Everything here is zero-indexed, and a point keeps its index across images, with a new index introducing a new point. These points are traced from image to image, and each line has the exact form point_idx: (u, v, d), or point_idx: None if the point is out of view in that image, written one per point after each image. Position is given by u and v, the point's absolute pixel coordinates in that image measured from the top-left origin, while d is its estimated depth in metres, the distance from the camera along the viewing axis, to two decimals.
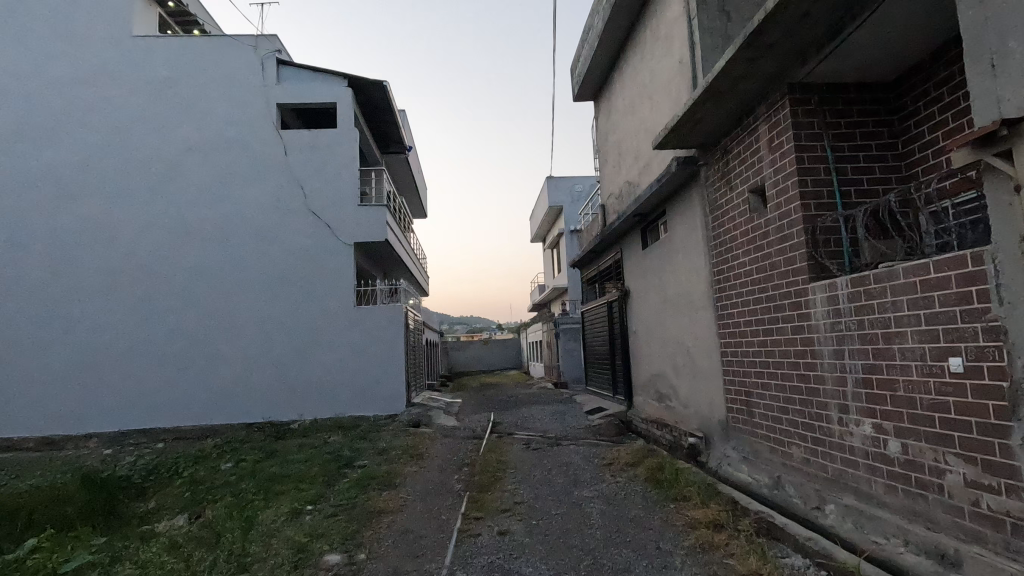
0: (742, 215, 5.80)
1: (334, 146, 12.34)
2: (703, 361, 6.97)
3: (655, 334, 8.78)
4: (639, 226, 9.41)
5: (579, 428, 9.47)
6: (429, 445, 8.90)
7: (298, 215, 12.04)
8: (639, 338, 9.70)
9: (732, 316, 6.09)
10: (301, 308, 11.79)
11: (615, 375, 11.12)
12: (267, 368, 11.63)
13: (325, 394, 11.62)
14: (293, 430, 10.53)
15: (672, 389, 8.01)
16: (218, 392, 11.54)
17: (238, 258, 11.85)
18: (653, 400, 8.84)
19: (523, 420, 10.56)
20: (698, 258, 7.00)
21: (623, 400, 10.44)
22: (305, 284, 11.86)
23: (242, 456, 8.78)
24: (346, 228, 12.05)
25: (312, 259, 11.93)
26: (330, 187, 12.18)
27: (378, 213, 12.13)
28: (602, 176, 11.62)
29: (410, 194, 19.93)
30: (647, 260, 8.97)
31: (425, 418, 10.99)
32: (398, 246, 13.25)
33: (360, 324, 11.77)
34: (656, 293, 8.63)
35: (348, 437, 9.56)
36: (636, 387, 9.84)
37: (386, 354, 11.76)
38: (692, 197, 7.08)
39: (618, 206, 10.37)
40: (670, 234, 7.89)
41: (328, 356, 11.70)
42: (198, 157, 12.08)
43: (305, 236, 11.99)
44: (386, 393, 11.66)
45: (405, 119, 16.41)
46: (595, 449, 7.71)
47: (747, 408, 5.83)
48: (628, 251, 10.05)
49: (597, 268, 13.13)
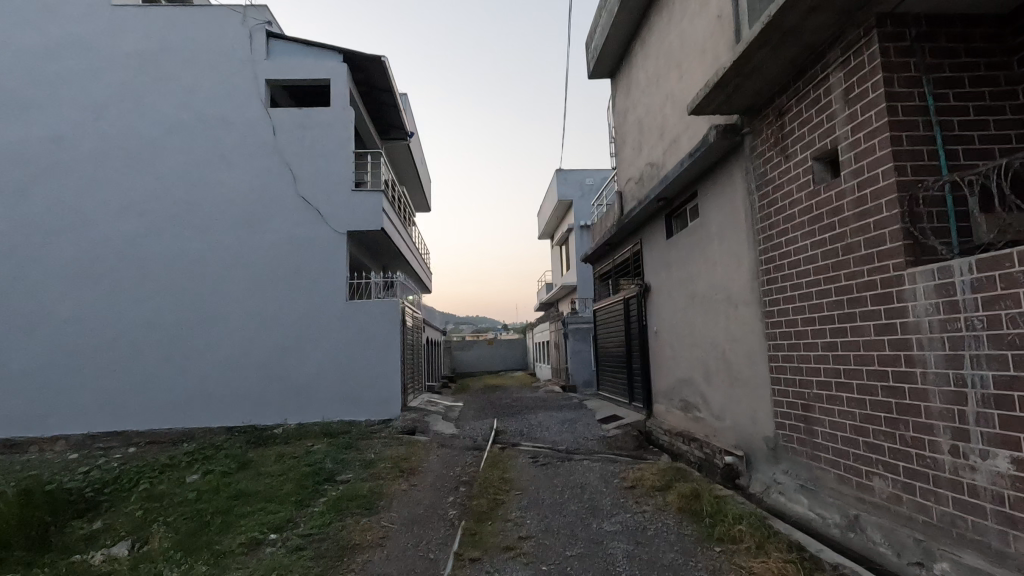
0: (802, 189, 4.73)
1: (327, 127, 11.34)
2: (743, 366, 5.90)
3: (681, 335, 7.72)
4: (662, 212, 8.34)
5: (593, 439, 8.42)
6: (423, 457, 7.86)
7: (286, 201, 11.06)
8: (660, 340, 8.63)
9: (785, 314, 5.02)
10: (289, 302, 10.81)
11: (631, 380, 10.07)
12: (250, 367, 10.64)
13: (313, 397, 10.63)
14: (275, 436, 9.54)
15: (702, 398, 6.95)
16: (196, 393, 10.57)
17: (221, 247, 10.87)
18: (678, 410, 7.78)
19: (529, 429, 9.51)
20: (739, 246, 5.93)
21: (641, 408, 9.37)
22: (293, 276, 10.87)
23: (213, 466, 7.79)
24: (339, 216, 11.05)
25: (301, 249, 10.94)
26: (322, 171, 11.19)
27: (374, 200, 11.12)
28: (619, 160, 10.56)
29: (413, 184, 18.92)
30: (673, 252, 7.91)
31: (421, 424, 9.97)
32: (396, 237, 12.24)
33: (352, 320, 10.78)
34: (683, 288, 7.56)
35: (334, 445, 8.56)
36: (656, 394, 8.77)
37: (381, 354, 10.76)
38: (732, 173, 6.01)
39: (638, 191, 9.31)
40: (703, 219, 6.83)
41: (317, 356, 10.71)
42: (179, 137, 11.12)
43: (293, 223, 11.01)
44: (380, 396, 10.65)
45: (406, 103, 15.41)
46: (613, 466, 6.65)
47: (806, 426, 4.76)
48: (649, 242, 8.98)
49: (611, 262, 12.06)
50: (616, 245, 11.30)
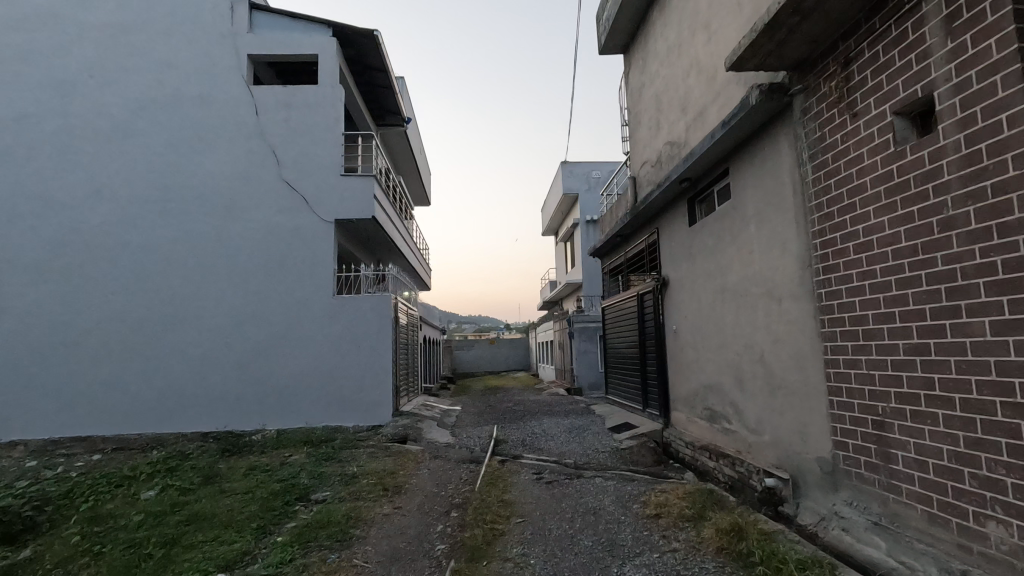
0: (879, 152, 3.78)
1: (314, 107, 10.43)
2: (787, 371, 4.98)
3: (705, 335, 6.80)
4: (684, 196, 7.40)
5: (604, 451, 7.50)
6: (412, 473, 6.91)
7: (269, 187, 10.17)
8: (680, 340, 7.69)
9: (851, 308, 4.09)
10: (271, 297, 9.90)
11: (645, 384, 9.13)
12: (227, 367, 9.74)
13: (296, 400, 9.74)
14: (252, 445, 8.64)
15: (734, 407, 6.02)
16: (168, 395, 9.67)
17: (197, 237, 9.97)
18: (703, 420, 6.85)
19: (532, 437, 8.58)
20: (785, 228, 4.98)
21: (657, 416, 8.44)
22: (275, 268, 9.97)
23: (174, 479, 6.87)
24: (326, 202, 10.15)
25: (284, 239, 10.04)
26: (309, 154, 10.29)
27: (365, 185, 10.21)
28: (633, 142, 9.60)
29: (411, 175, 17.97)
30: (699, 240, 6.95)
31: (413, 432, 9.06)
32: (389, 226, 11.32)
33: (341, 316, 9.89)
34: (710, 281, 6.62)
35: (314, 456, 7.63)
36: (675, 401, 7.84)
37: (371, 354, 9.87)
38: (776, 142, 5.07)
39: (656, 175, 8.37)
40: (736, 200, 5.88)
41: (301, 355, 9.81)
42: (153, 116, 10.22)
43: (276, 211, 10.10)
44: (369, 400, 9.76)
45: (402, 86, 14.50)
46: (631, 487, 5.72)
47: (879, 448, 3.83)
48: (668, 231, 8.03)
49: (622, 256, 11.08)
50: (629, 237, 10.34)
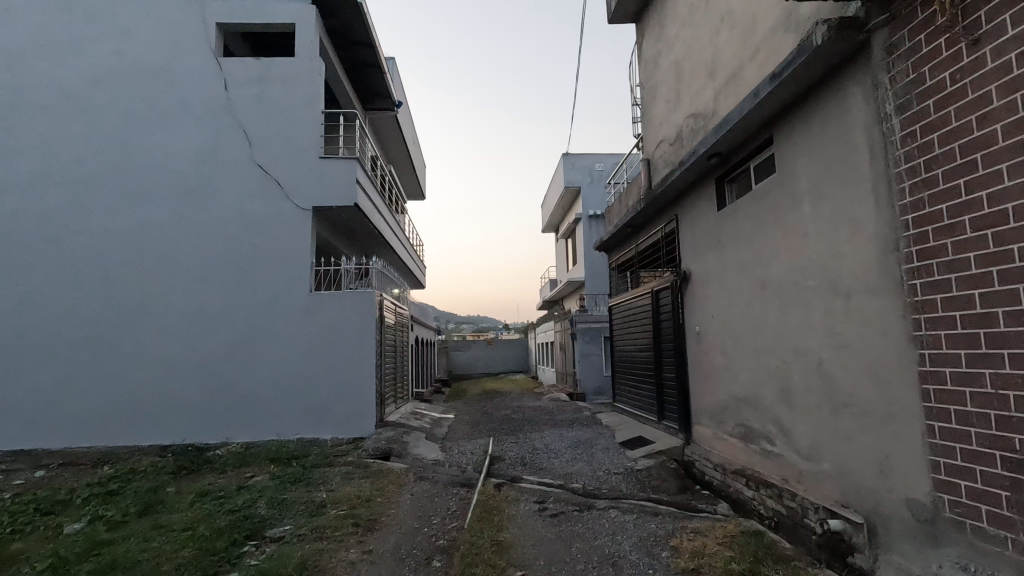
0: (1019, 88, 2.74)
1: (291, 81, 9.36)
2: (857, 385, 3.94)
3: (739, 338, 5.75)
4: (711, 175, 6.35)
5: (617, 473, 6.45)
6: (392, 501, 5.82)
7: (240, 171, 9.10)
8: (705, 343, 6.63)
9: (965, 304, 3.05)
10: (240, 294, 8.83)
11: (660, 393, 8.08)
12: (190, 372, 8.66)
13: (269, 410, 8.68)
14: (214, 462, 7.57)
15: (779, 426, 4.98)
16: (123, 403, 8.59)
17: (158, 226, 8.89)
18: (736, 438, 5.81)
19: (533, 453, 7.52)
20: (857, 204, 3.91)
21: (675, 430, 7.40)
22: (245, 262, 8.90)
23: (109, 506, 5.79)
24: (303, 188, 9.10)
25: (256, 228, 8.97)
26: (285, 133, 9.23)
27: (346, 168, 9.15)
28: (648, 119, 8.54)
29: (403, 166, 16.86)
30: (731, 225, 5.89)
31: (398, 446, 8.00)
32: (375, 216, 10.26)
33: (319, 314, 8.85)
34: (746, 274, 5.57)
35: (279, 478, 6.56)
36: (699, 415, 6.80)
37: (352, 358, 8.83)
38: (842, 95, 4.03)
39: (676, 154, 7.33)
40: (784, 174, 4.83)
41: (274, 360, 8.76)
42: (110, 90, 9.14)
43: (247, 197, 9.04)
44: (349, 409, 8.72)
45: (393, 67, 13.42)
46: (656, 525, 4.67)
47: (1014, 497, 2.79)
48: (691, 218, 6.98)
49: (632, 250, 10.00)
50: (640, 227, 9.26)
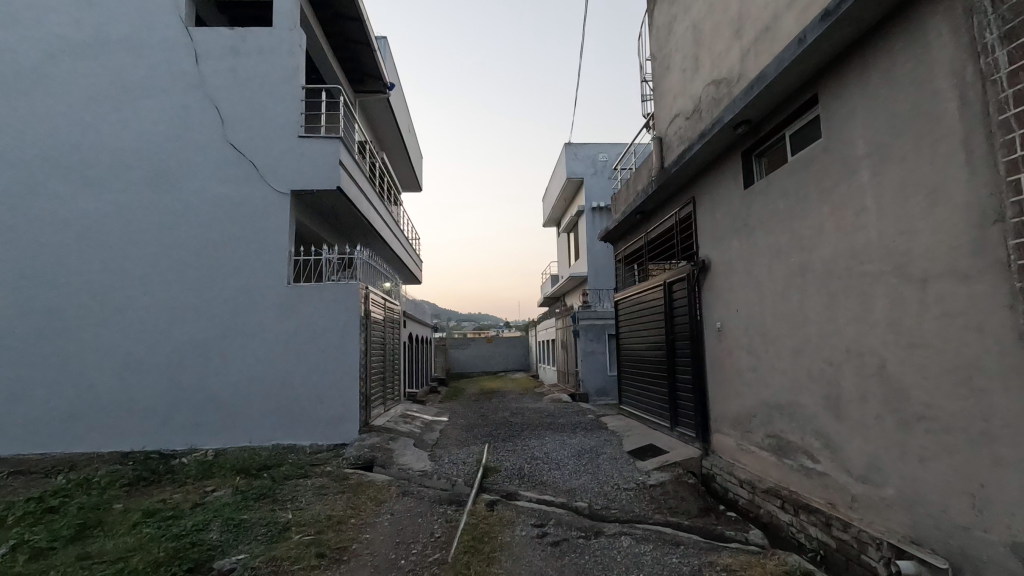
0: None
1: (268, 53, 8.55)
2: (938, 394, 3.15)
3: (771, 335, 4.95)
4: (738, 148, 5.53)
5: (628, 489, 5.66)
6: (367, 522, 5.03)
7: (212, 151, 8.31)
8: (727, 341, 5.84)
9: None
10: (211, 286, 8.04)
11: (673, 396, 7.29)
12: (155, 372, 7.87)
13: (242, 414, 7.89)
14: (177, 473, 6.78)
15: (824, 441, 4.19)
16: (81, 406, 7.77)
17: (121, 211, 8.08)
18: (767, 451, 5.03)
19: (532, 464, 6.73)
20: (937, 168, 3.12)
21: (691, 439, 6.61)
22: (217, 252, 8.10)
23: (41, 528, 4.99)
24: (281, 170, 8.30)
25: (230, 214, 8.18)
26: (262, 110, 8.43)
27: (328, 148, 8.35)
28: (660, 93, 7.71)
29: (397, 154, 16.03)
30: (762, 205, 5.10)
31: (382, 455, 7.22)
32: (362, 202, 9.46)
33: (298, 309, 8.08)
34: (781, 261, 4.77)
35: (243, 493, 5.79)
36: (720, 423, 6.00)
37: (334, 357, 8.05)
38: (919, 31, 3.22)
39: (693, 128, 6.52)
40: (834, 138, 4.03)
41: (248, 358, 7.97)
42: (69, 61, 8.30)
43: (220, 180, 8.25)
44: (330, 413, 7.95)
45: (383, 46, 12.60)
46: (681, 561, 3.87)
47: None
48: (711, 201, 6.17)
49: (640, 239, 9.19)
50: (650, 214, 8.44)
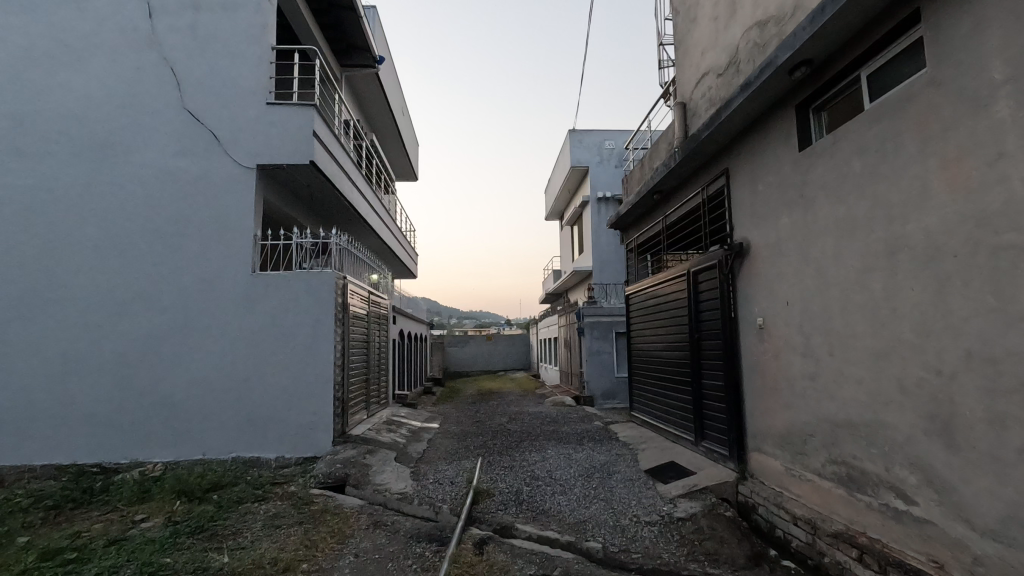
0: None
1: (233, 9, 7.46)
2: None
3: (839, 334, 3.88)
4: (791, 100, 4.44)
5: (650, 524, 4.58)
6: (324, 568, 3.97)
7: (166, 120, 7.24)
8: (773, 340, 4.76)
9: None
10: (163, 275, 6.98)
11: (699, 405, 6.21)
12: (97, 373, 6.79)
13: (198, 422, 6.84)
14: (112, 493, 5.73)
15: (924, 476, 3.12)
16: (10, 412, 6.69)
17: (59, 187, 7.01)
18: (831, 481, 3.96)
19: (531, 485, 5.65)
20: None
21: (724, 458, 5.52)
22: (170, 235, 7.05)
23: None
24: (245, 142, 7.23)
25: (187, 192, 7.13)
26: (225, 73, 7.35)
27: (301, 117, 7.28)
28: (685, 51, 6.61)
29: (389, 138, 14.92)
30: (824, 168, 4.02)
31: (357, 472, 6.16)
32: (341, 181, 8.38)
33: (265, 302, 7.04)
34: (856, 239, 3.69)
35: (177, 524, 4.71)
36: (762, 441, 4.93)
37: (305, 356, 7.03)
38: None
39: (729, 85, 5.42)
40: (949, 65, 2.95)
41: (204, 358, 6.91)
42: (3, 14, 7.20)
43: (176, 154, 7.19)
44: (300, 421, 6.93)
45: (372, 16, 11.49)
46: None
47: None
48: (751, 171, 5.08)
49: (656, 225, 8.09)
50: (670, 195, 7.34)
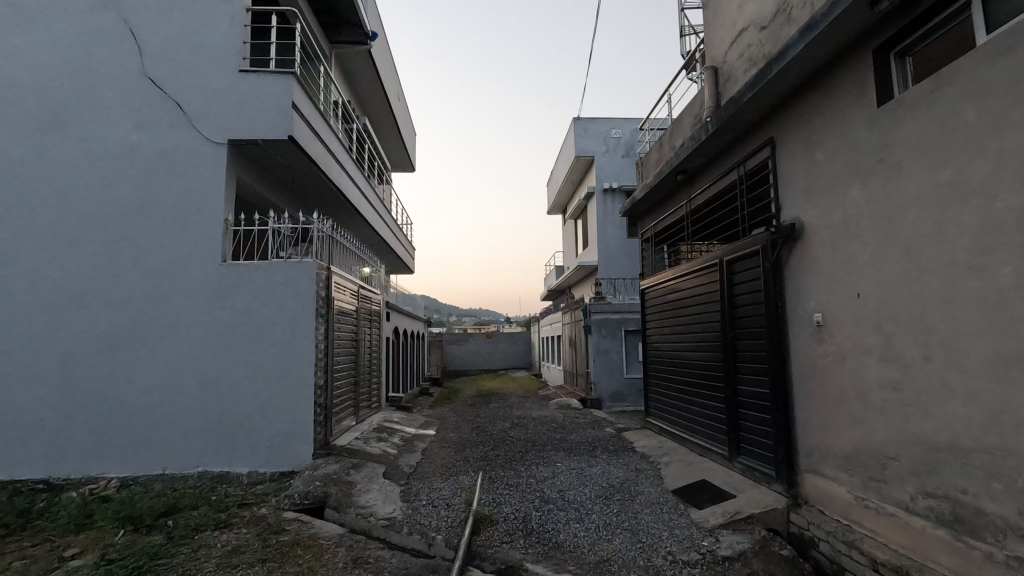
0: None
1: None
2: None
3: (940, 334, 3.05)
4: (866, 43, 3.59)
5: (692, 565, 3.74)
6: None
7: (126, 88, 6.37)
8: (838, 341, 3.92)
9: None
10: (120, 264, 6.12)
11: (734, 414, 5.36)
12: (42, 376, 5.91)
13: (159, 432, 6.00)
14: (51, 517, 4.88)
15: None
16: None
17: (1, 164, 6.13)
18: (926, 519, 3.14)
19: (541, 509, 4.81)
20: None
21: (769, 479, 4.67)
22: (129, 219, 6.19)
23: None
24: (215, 114, 6.38)
25: (148, 171, 6.29)
26: (192, 36, 6.49)
27: (278, 86, 6.43)
28: (718, 7, 5.74)
29: (384, 124, 14.02)
30: (918, 123, 3.18)
31: (339, 491, 5.33)
32: (325, 161, 7.51)
33: (237, 295, 6.21)
34: (970, 211, 2.85)
35: (112, 564, 3.85)
36: (822, 462, 4.09)
37: (282, 357, 6.20)
38: None
39: (777, 37, 4.57)
40: None
41: (167, 359, 6.07)
42: None
43: (137, 127, 6.34)
44: (277, 430, 6.10)
45: None
46: None
47: None
48: (806, 137, 4.24)
49: (678, 211, 7.24)
50: (695, 175, 6.48)
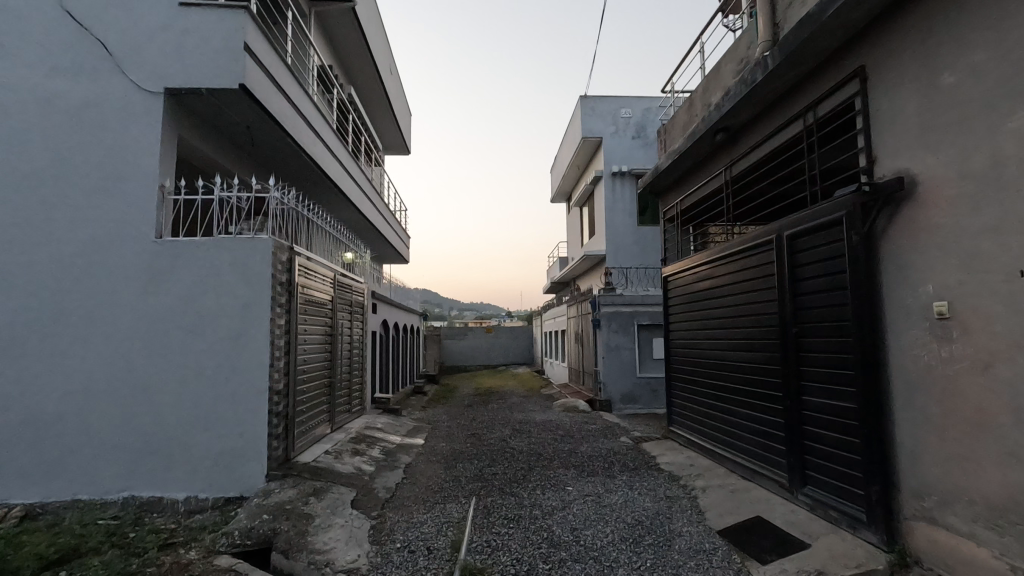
0: None
1: None
2: None
3: None
4: None
5: None
6: None
7: (37, 23, 5.13)
8: (978, 341, 2.74)
9: None
10: (28, 242, 4.93)
11: (797, 433, 4.17)
12: None
13: (75, 448, 4.83)
14: None
15: None
16: None
17: None
18: None
19: (552, 560, 3.64)
20: None
21: (856, 524, 3.48)
22: (41, 184, 5.00)
23: None
24: (149, 57, 5.18)
25: (66, 125, 5.10)
26: None
27: (228, 25, 5.24)
28: None
29: (373, 97, 12.75)
30: None
31: (291, 527, 4.16)
32: (291, 121, 6.30)
33: (175, 279, 5.04)
34: None
35: None
36: (945, 509, 2.93)
37: (230, 356, 5.04)
38: None
39: None
40: None
41: (87, 358, 4.90)
42: None
43: (52, 72, 5.12)
44: (222, 446, 4.96)
45: None
46: None
47: None
48: (924, 58, 3.05)
49: (714, 181, 6.03)
50: (741, 134, 5.26)
